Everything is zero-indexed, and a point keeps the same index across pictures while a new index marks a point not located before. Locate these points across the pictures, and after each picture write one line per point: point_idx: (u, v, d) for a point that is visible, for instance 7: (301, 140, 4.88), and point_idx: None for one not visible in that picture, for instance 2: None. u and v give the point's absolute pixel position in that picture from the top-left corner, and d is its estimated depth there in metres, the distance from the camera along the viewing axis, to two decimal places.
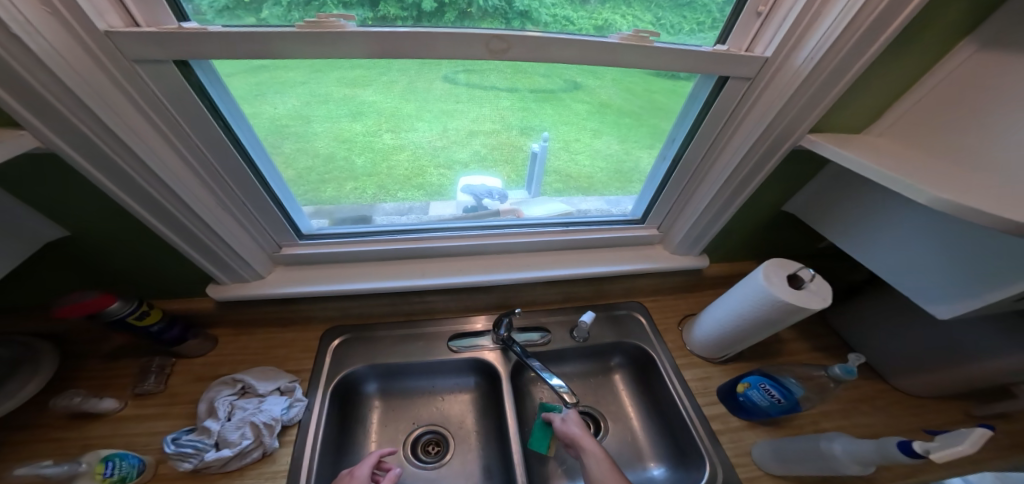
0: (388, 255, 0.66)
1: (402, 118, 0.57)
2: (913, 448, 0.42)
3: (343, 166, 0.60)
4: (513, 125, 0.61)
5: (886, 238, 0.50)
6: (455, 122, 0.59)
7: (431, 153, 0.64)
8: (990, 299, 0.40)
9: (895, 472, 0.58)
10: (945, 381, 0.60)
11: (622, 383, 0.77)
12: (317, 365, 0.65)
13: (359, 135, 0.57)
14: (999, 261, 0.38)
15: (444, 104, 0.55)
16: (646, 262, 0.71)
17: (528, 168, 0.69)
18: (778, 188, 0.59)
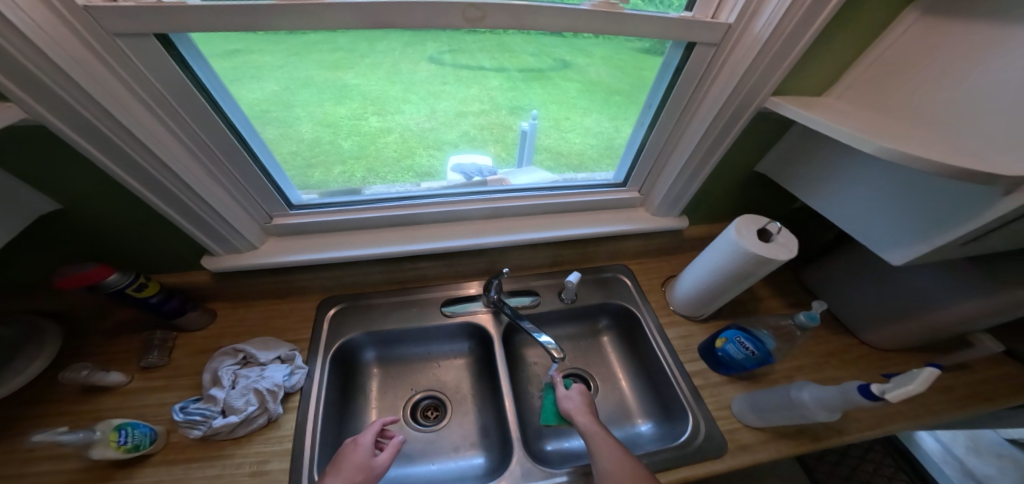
0: (381, 223, 0.67)
1: (381, 102, 0.63)
2: (870, 391, 0.45)
3: (331, 149, 0.66)
4: (503, 106, 0.68)
5: (848, 192, 0.53)
6: (442, 104, 0.66)
7: (416, 135, 0.71)
8: (939, 243, 0.43)
9: (862, 419, 0.62)
10: (907, 331, 0.64)
11: (609, 345, 0.81)
12: (315, 333, 0.68)
13: (343, 117, 0.63)
14: (946, 205, 0.41)
15: (431, 85, 0.61)
16: (627, 223, 0.73)
17: (519, 146, 0.75)
18: (749, 148, 0.62)
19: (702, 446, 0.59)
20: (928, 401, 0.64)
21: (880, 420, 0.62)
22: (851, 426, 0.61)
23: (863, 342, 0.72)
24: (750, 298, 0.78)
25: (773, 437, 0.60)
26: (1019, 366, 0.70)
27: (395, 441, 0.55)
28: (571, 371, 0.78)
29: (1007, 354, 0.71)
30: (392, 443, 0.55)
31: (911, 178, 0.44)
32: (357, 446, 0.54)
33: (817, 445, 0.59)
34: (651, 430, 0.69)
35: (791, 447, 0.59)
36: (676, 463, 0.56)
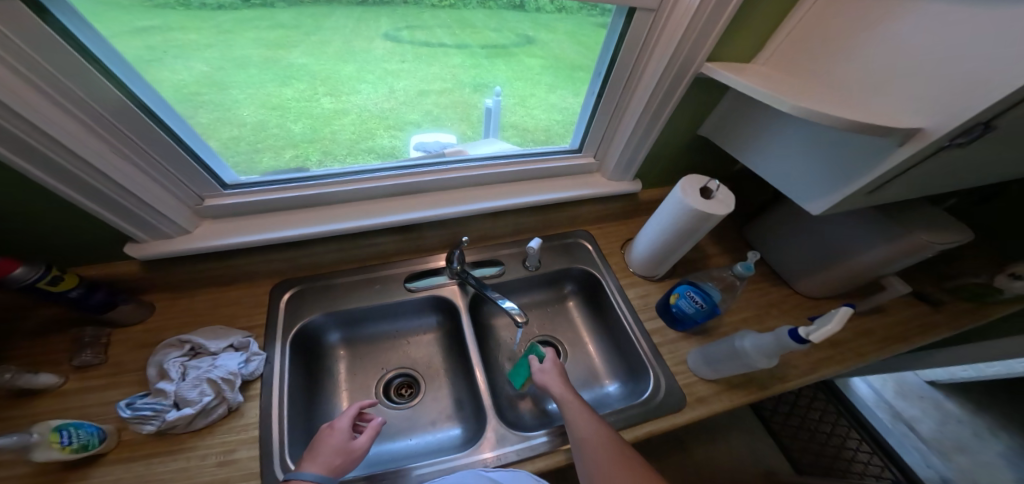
0: (337, 199, 0.65)
1: (334, 82, 0.65)
2: (799, 334, 0.49)
3: (280, 131, 0.66)
4: (466, 83, 0.73)
5: (779, 152, 0.56)
6: (400, 83, 0.69)
7: (375, 115, 0.71)
8: (849, 192, 0.47)
9: (801, 364, 0.67)
10: (834, 277, 0.71)
11: (575, 310, 0.84)
12: (271, 318, 0.66)
13: (290, 101, 0.64)
14: (860, 158, 0.45)
15: (388, 64, 0.64)
16: (584, 188, 0.74)
17: (484, 123, 0.78)
18: (691, 113, 0.65)
19: (663, 403, 0.62)
20: (853, 342, 0.72)
21: (815, 364, 0.68)
22: (791, 370, 0.67)
23: (800, 293, 0.78)
24: (701, 258, 0.82)
25: (724, 388, 0.64)
26: (926, 306, 0.79)
27: (374, 425, 0.56)
28: (541, 339, 0.81)
29: (917, 296, 0.80)
30: (371, 428, 0.56)
31: (827, 134, 0.48)
32: (334, 429, 0.54)
33: (764, 392, 0.63)
34: (617, 389, 0.73)
35: (740, 398, 0.63)
36: (638, 419, 0.59)
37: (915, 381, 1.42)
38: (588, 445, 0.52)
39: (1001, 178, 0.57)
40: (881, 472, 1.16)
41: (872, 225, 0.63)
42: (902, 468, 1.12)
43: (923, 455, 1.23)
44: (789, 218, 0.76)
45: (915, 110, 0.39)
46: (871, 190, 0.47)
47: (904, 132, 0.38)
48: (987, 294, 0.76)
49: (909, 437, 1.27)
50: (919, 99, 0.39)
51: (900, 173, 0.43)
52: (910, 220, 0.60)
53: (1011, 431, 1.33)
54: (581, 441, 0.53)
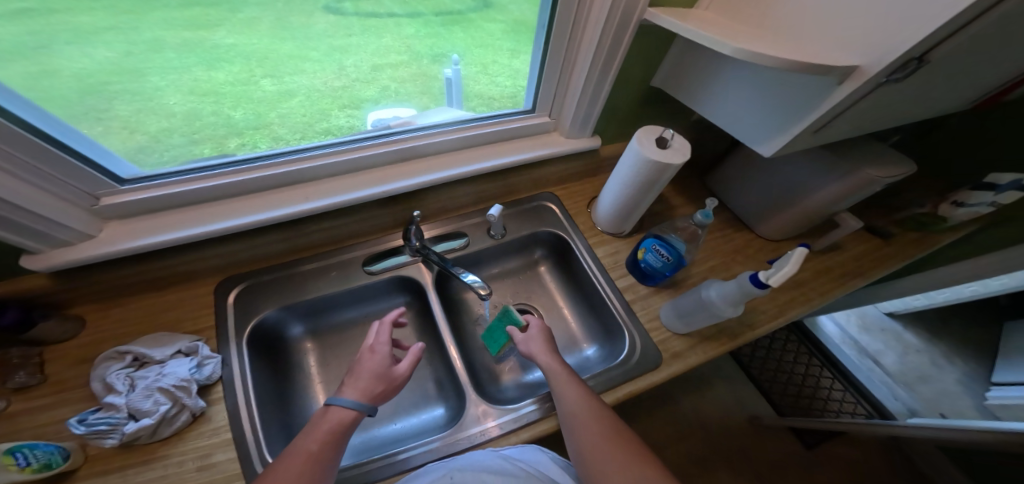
0: (270, 184, 0.60)
1: (274, 62, 0.68)
2: (759, 279, 0.49)
3: (218, 119, 0.63)
4: (423, 53, 0.78)
5: (730, 96, 0.55)
6: (352, 59, 0.73)
7: (325, 94, 0.72)
8: (795, 133, 0.48)
9: (767, 308, 0.69)
10: (792, 218, 0.72)
11: (547, 274, 0.83)
12: (221, 321, 0.61)
13: (226, 85, 0.64)
14: (807, 95, 0.44)
15: (334, 39, 0.70)
16: (543, 149, 0.71)
17: (446, 93, 0.78)
18: (642, 63, 0.62)
19: (640, 361, 0.62)
20: (814, 281, 0.74)
21: (781, 306, 0.70)
22: (760, 315, 0.68)
23: (762, 237, 0.80)
24: (667, 211, 0.82)
25: (698, 340, 0.65)
26: (877, 240, 0.82)
27: (413, 350, 0.57)
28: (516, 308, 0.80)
29: (869, 231, 0.83)
30: (411, 353, 0.57)
31: (773, 75, 0.47)
32: (372, 353, 0.55)
33: (736, 341, 0.64)
34: (595, 353, 0.73)
35: (714, 349, 0.64)
36: (616, 381, 0.60)
37: (876, 315, 1.52)
38: (580, 417, 0.51)
39: (946, 108, 0.58)
40: (854, 408, 1.30)
41: (822, 165, 0.64)
42: (870, 402, 1.27)
43: (890, 389, 1.29)
44: (750, 165, 0.76)
45: (848, 48, 0.39)
46: (818, 128, 0.47)
47: (841, 72, 0.38)
48: (933, 223, 0.80)
49: (874, 372, 1.34)
50: (852, 35, 0.39)
51: (840, 112, 0.43)
52: (856, 156, 0.61)
53: (968, 356, 1.39)
54: (573, 413, 0.52)
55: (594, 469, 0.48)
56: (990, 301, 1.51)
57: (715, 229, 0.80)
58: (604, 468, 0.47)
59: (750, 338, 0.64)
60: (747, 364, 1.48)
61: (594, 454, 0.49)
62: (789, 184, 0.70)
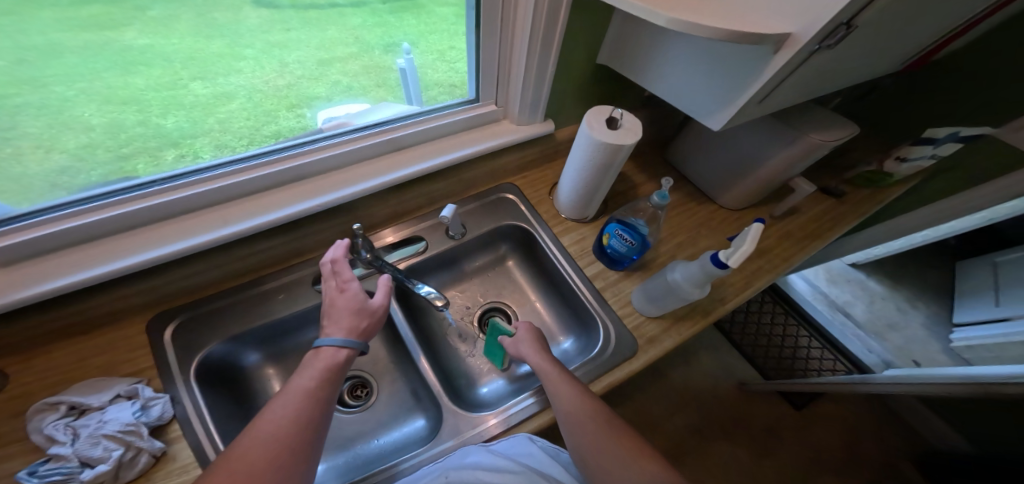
0: (215, 199, 0.55)
1: (202, 64, 0.52)
2: (720, 259, 0.49)
3: (145, 129, 0.53)
4: (374, 44, 0.63)
5: (673, 70, 0.54)
6: (293, 55, 0.59)
7: (270, 94, 0.59)
8: (741, 104, 0.47)
9: (735, 283, 0.69)
10: (751, 187, 0.73)
11: (516, 269, 0.81)
12: (160, 359, 0.55)
13: (148, 91, 0.51)
14: (746, 65, 0.44)
15: (270, 34, 0.54)
16: (493, 139, 0.68)
17: (404, 88, 0.68)
18: (584, 41, 0.60)
19: (615, 352, 0.61)
20: (776, 249, 0.75)
21: (749, 278, 0.70)
22: (728, 289, 0.68)
23: (725, 207, 0.80)
24: (630, 192, 0.80)
25: (672, 322, 0.64)
26: (831, 200, 0.84)
27: (383, 281, 0.54)
28: (487, 307, 0.78)
29: (822, 192, 0.85)
30: (383, 286, 0.54)
31: (715, 46, 0.47)
32: (342, 292, 0.52)
33: (708, 318, 0.64)
34: (573, 345, 0.71)
35: (689, 329, 0.63)
36: (594, 375, 0.59)
37: (841, 267, 1.58)
38: (575, 417, 0.50)
39: (883, 69, 0.59)
40: (832, 365, 1.38)
41: (772, 134, 0.65)
42: (848, 359, 1.34)
43: (862, 341, 1.35)
44: (707, 138, 0.75)
45: (778, 12, 0.38)
46: (761, 99, 0.47)
47: (776, 41, 0.38)
48: (880, 179, 0.82)
49: (847, 327, 1.40)
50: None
51: (780, 82, 0.43)
52: (804, 122, 0.62)
53: (924, 300, 1.50)
54: (568, 413, 0.50)
55: (596, 468, 0.47)
56: (938, 243, 1.62)
57: (679, 205, 0.80)
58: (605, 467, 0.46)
59: (722, 313, 0.65)
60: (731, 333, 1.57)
61: (594, 454, 0.48)
62: (745, 154, 0.70)
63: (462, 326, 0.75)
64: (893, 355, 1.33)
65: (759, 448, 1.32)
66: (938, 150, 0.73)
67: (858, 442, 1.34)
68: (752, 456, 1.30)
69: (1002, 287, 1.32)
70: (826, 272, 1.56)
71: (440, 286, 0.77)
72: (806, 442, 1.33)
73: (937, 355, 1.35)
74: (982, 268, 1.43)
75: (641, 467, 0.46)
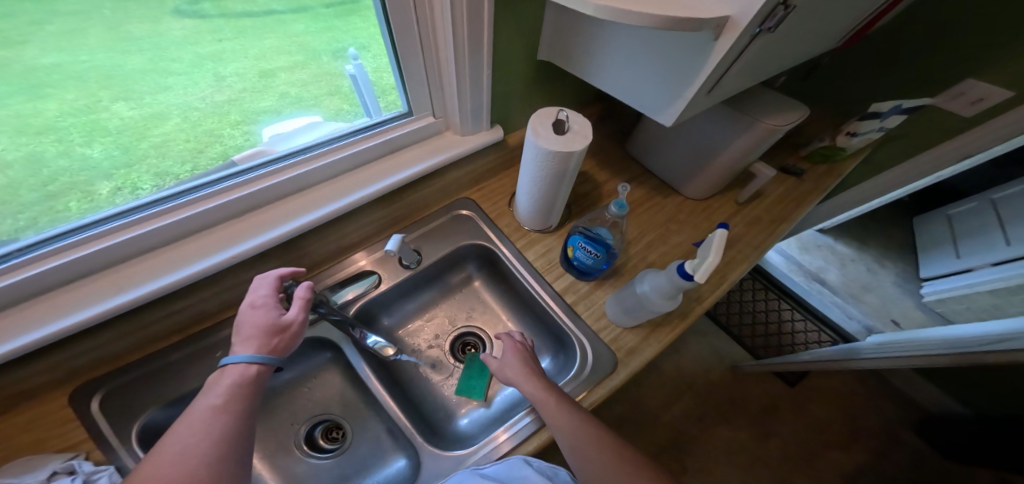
0: (138, 249, 0.50)
1: (122, 83, 0.43)
2: (686, 272, 0.47)
3: (69, 160, 0.45)
4: (321, 50, 0.53)
5: (616, 63, 0.51)
6: (229, 67, 0.48)
7: (208, 111, 0.50)
8: (690, 97, 0.44)
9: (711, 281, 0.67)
10: (713, 176, 0.71)
11: (483, 289, 0.76)
12: (88, 436, 0.48)
13: (64, 117, 0.42)
14: (689, 54, 0.41)
15: (201, 47, 0.45)
16: (437, 154, 0.64)
17: (360, 97, 0.60)
18: (520, 40, 0.56)
19: (594, 372, 0.58)
20: (745, 237, 0.74)
21: (722, 271, 0.68)
22: (704, 285, 0.66)
23: (690, 198, 0.78)
24: (594, 194, 0.77)
25: (650, 330, 0.62)
26: (792, 179, 0.83)
27: (299, 295, 0.49)
28: (460, 331, 0.74)
29: (783, 171, 0.84)
30: (298, 300, 0.48)
31: (655, 36, 0.44)
32: (252, 310, 0.47)
33: (687, 320, 0.62)
34: (551, 364, 0.68)
35: (668, 335, 0.61)
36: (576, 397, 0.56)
37: (812, 235, 1.61)
38: (581, 448, 0.46)
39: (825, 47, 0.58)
40: (818, 336, 1.43)
41: (727, 121, 0.63)
42: (833, 329, 1.41)
43: (843, 309, 1.41)
44: (665, 131, 0.73)
45: None
46: (709, 88, 0.44)
47: (715, 25, 0.35)
48: (835, 154, 0.83)
49: (824, 294, 1.45)
50: None
51: (727, 67, 0.41)
52: (756, 108, 0.61)
53: (891, 258, 1.54)
54: (573, 445, 0.46)
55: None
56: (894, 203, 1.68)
57: (644, 202, 0.77)
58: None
59: (700, 313, 0.62)
60: (718, 316, 1.56)
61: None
62: (704, 144, 0.68)
63: (432, 356, 0.70)
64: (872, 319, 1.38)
65: (759, 429, 1.34)
66: (885, 123, 0.76)
67: (850, 408, 1.39)
68: (753, 438, 1.32)
69: (958, 238, 1.37)
70: (796, 242, 1.59)
71: (405, 317, 0.72)
72: (804, 417, 1.36)
73: (912, 312, 1.41)
74: (936, 221, 1.49)
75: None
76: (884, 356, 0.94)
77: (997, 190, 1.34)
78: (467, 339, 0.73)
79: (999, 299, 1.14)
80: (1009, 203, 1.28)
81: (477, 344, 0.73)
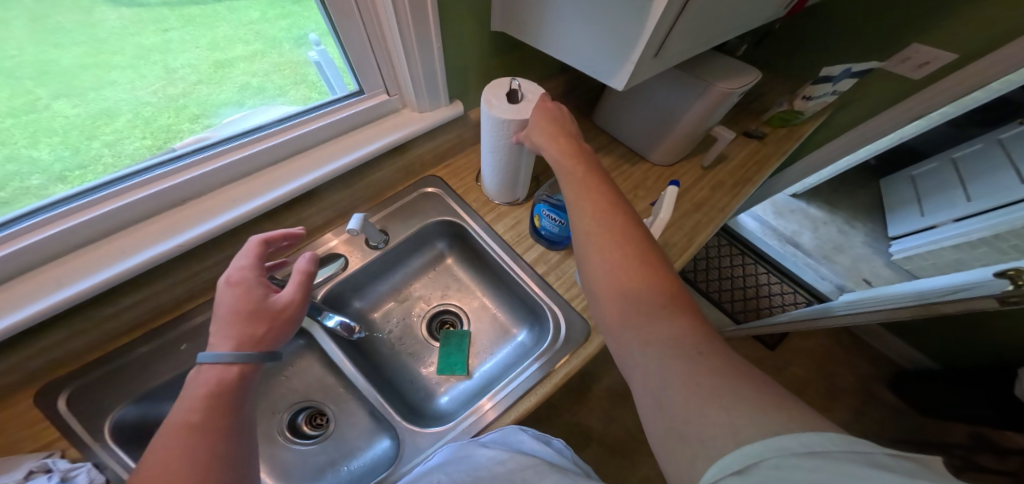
0: (85, 240, 0.48)
1: (59, 77, 0.41)
2: None
3: (17, 164, 0.44)
4: (281, 38, 0.53)
5: (566, 30, 0.51)
6: (179, 58, 0.47)
7: (162, 106, 0.49)
8: (636, 61, 0.45)
9: (679, 245, 0.68)
10: (676, 141, 0.72)
11: (456, 266, 0.76)
12: (53, 437, 0.46)
13: (3, 118, 0.41)
14: (632, 15, 0.42)
15: (144, 38, 0.44)
16: (395, 132, 0.63)
17: (322, 83, 0.59)
18: (474, 9, 0.55)
19: (566, 342, 0.60)
20: (712, 200, 0.75)
21: (689, 233, 0.70)
22: (673, 249, 0.68)
23: (657, 164, 0.79)
24: None
25: None
26: (754, 143, 0.85)
27: (295, 272, 0.46)
28: (437, 310, 0.74)
29: (746, 135, 0.86)
30: (295, 277, 0.46)
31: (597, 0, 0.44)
32: (233, 284, 0.43)
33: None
34: (527, 337, 0.69)
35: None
36: (551, 365, 0.58)
37: (784, 199, 1.67)
38: (598, 240, 0.40)
39: (769, 15, 0.60)
40: (795, 298, 1.50)
41: (682, 86, 0.65)
42: (807, 290, 1.48)
43: (815, 270, 1.49)
44: (627, 99, 0.73)
45: None
46: (655, 50, 0.45)
47: None
48: (793, 118, 0.85)
49: (797, 257, 1.52)
50: None
51: (669, 28, 0.42)
52: (709, 72, 0.62)
53: (859, 218, 1.61)
54: (589, 236, 0.41)
55: (614, 305, 0.37)
56: (861, 166, 1.74)
57: (612, 170, 0.77)
58: (620, 305, 0.36)
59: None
60: (698, 283, 1.60)
61: (611, 282, 0.38)
62: (663, 112, 0.69)
63: (409, 337, 0.71)
64: (844, 279, 1.46)
65: None
66: (837, 86, 0.79)
67: (826, 364, 1.47)
68: None
69: (921, 196, 1.44)
70: (771, 207, 1.65)
71: (379, 300, 0.72)
72: (784, 378, 1.43)
73: (881, 269, 1.48)
74: (901, 182, 1.55)
75: (653, 313, 0.34)
76: (857, 313, 0.98)
77: (958, 149, 1.41)
78: (444, 317, 0.74)
79: (961, 253, 1.23)
80: (968, 161, 1.34)
81: (454, 322, 0.73)
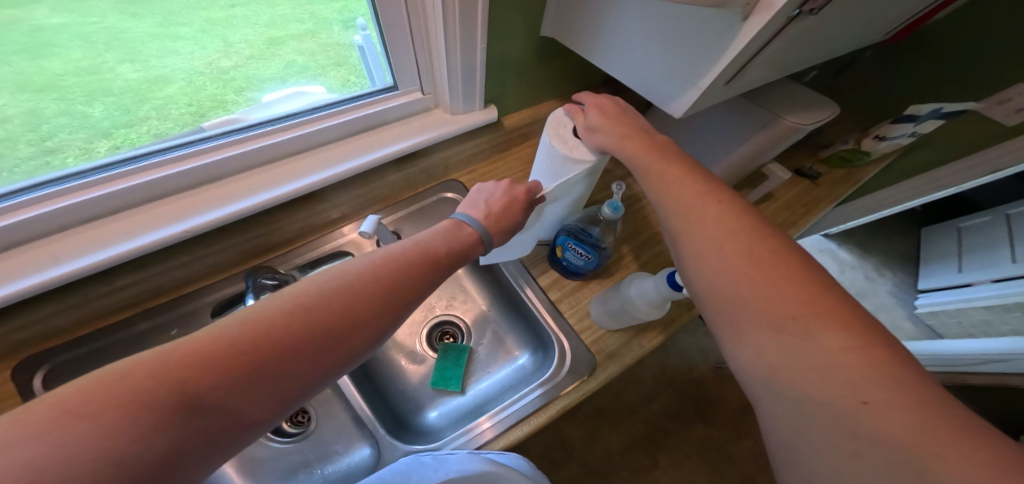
0: (84, 216, 0.46)
1: (129, 44, 0.44)
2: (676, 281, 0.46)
3: (69, 118, 0.45)
4: (332, 19, 0.52)
5: (627, 46, 0.46)
6: (238, 33, 0.49)
7: (212, 76, 0.50)
8: (704, 87, 0.40)
9: None
10: (726, 173, 0.65)
11: (465, 277, 0.73)
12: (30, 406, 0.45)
13: (68, 76, 0.43)
14: (709, 37, 0.37)
15: (208, 11, 0.45)
16: (424, 133, 0.60)
17: (364, 68, 0.56)
18: (525, 11, 0.51)
19: (568, 375, 0.55)
20: None
21: None
22: None
23: None
24: None
25: (635, 332, 0.58)
26: (806, 183, 0.78)
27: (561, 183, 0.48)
28: (439, 320, 0.70)
29: (796, 173, 0.79)
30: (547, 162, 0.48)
31: (672, 13, 0.39)
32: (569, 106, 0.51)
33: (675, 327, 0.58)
34: (529, 361, 0.65)
35: (652, 340, 0.57)
36: (551, 396, 0.53)
37: (816, 238, 1.57)
38: (699, 229, 0.37)
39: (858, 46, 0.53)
40: None
41: (742, 115, 0.59)
42: None
43: None
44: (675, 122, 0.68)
45: None
46: (729, 78, 0.40)
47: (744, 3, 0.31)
48: (857, 158, 0.77)
49: None
50: None
51: (751, 56, 0.37)
52: (778, 103, 0.55)
53: (894, 267, 1.50)
54: (680, 235, 0.38)
55: (725, 310, 0.34)
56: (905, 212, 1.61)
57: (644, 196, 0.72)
58: (733, 312, 0.33)
59: (688, 319, 0.59)
60: None
61: (718, 277, 0.34)
62: (715, 142, 0.64)
63: (406, 343, 0.68)
64: None
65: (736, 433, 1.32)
66: (919, 127, 0.70)
67: None
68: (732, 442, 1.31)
69: (965, 252, 1.31)
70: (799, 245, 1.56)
71: None
72: None
73: (905, 324, 1.39)
74: (945, 234, 1.43)
75: (781, 326, 0.30)
76: None
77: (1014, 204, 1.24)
78: (444, 328, 0.70)
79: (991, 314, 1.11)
80: None
81: (455, 334, 0.70)
